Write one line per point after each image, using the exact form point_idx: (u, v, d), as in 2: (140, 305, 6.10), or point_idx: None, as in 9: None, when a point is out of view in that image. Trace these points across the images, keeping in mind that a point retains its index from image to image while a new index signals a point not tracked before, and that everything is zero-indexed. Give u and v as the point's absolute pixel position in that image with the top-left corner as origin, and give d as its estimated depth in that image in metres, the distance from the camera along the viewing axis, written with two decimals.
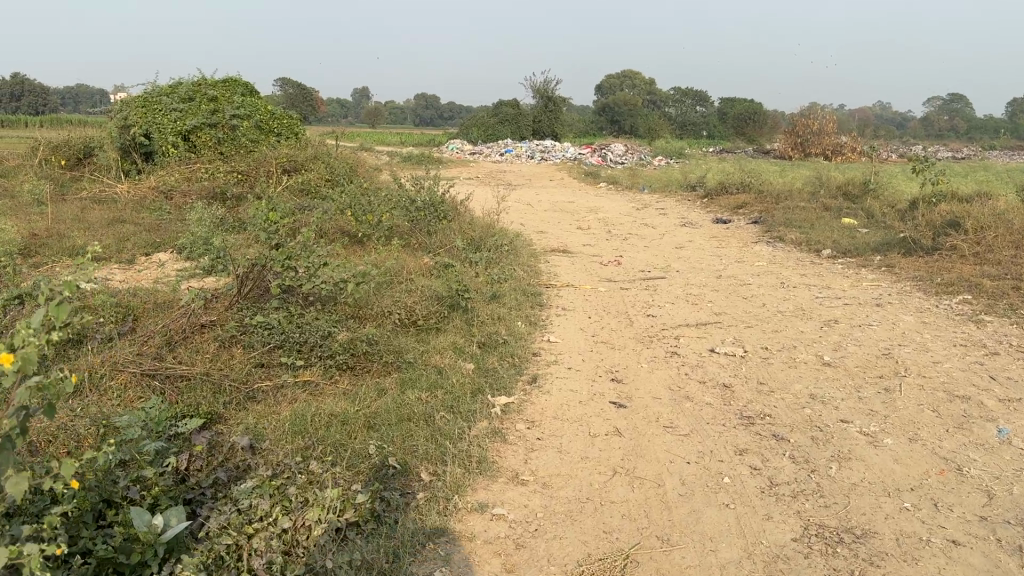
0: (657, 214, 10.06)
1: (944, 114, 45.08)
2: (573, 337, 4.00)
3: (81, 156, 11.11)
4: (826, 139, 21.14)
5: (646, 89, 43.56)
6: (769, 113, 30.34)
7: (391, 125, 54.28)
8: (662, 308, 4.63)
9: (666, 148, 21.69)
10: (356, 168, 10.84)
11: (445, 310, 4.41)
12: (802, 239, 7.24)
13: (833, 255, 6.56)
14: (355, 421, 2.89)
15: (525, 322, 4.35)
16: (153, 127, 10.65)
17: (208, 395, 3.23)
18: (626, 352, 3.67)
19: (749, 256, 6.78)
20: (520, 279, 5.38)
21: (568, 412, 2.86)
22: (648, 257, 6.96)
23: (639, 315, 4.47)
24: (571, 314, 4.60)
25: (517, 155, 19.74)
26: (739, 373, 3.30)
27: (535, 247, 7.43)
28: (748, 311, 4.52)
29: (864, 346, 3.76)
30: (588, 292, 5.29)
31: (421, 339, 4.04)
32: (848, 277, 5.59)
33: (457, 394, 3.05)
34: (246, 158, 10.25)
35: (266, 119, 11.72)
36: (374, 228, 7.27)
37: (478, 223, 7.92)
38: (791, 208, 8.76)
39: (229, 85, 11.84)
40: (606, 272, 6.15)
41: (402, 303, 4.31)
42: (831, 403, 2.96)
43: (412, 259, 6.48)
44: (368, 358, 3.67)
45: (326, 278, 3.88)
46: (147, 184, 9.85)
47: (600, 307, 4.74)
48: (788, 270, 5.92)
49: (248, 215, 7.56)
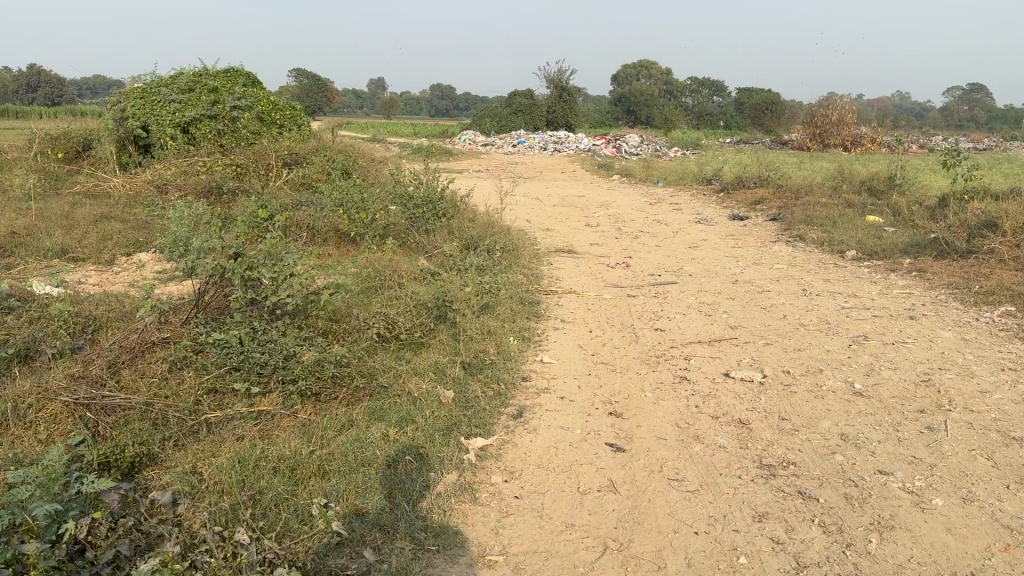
0: (671, 210, 9.58)
1: (966, 105, 44.13)
2: (570, 355, 3.56)
3: (79, 149, 10.75)
4: (846, 130, 20.58)
5: (663, 80, 42.90)
6: (787, 103, 29.66)
7: (404, 116, 54.05)
8: (671, 320, 4.19)
9: (681, 139, 21.13)
10: (358, 162, 10.45)
11: (429, 323, 3.99)
12: (824, 239, 6.76)
13: (858, 257, 6.08)
14: (306, 468, 2.48)
15: (519, 337, 3.92)
16: (151, 119, 10.27)
17: (145, 430, 2.85)
18: (627, 376, 3.23)
19: (768, 257, 6.31)
20: (518, 286, 4.95)
21: (554, 459, 2.43)
22: (659, 257, 6.51)
23: (645, 328, 4.03)
24: (571, 326, 4.17)
25: (529, 146, 19.28)
26: (758, 406, 2.85)
27: (536, 247, 7.04)
28: (767, 324, 4.06)
29: (900, 370, 3.30)
30: (591, 299, 4.85)
31: (401, 358, 3.62)
32: (875, 284, 5.11)
33: (428, 434, 2.63)
34: (244, 151, 9.86)
35: (268, 110, 11.26)
36: (365, 226, 6.93)
37: (480, 221, 7.51)
38: (812, 204, 8.26)
39: (231, 75, 11.40)
40: (613, 275, 5.72)
41: (382, 315, 3.89)
42: (867, 448, 2.51)
43: (407, 260, 6.07)
44: (336, 382, 3.25)
45: (292, 290, 3.48)
46: (142, 178, 9.46)
47: (603, 319, 4.29)
48: (810, 275, 5.44)
49: (238, 213, 7.18)
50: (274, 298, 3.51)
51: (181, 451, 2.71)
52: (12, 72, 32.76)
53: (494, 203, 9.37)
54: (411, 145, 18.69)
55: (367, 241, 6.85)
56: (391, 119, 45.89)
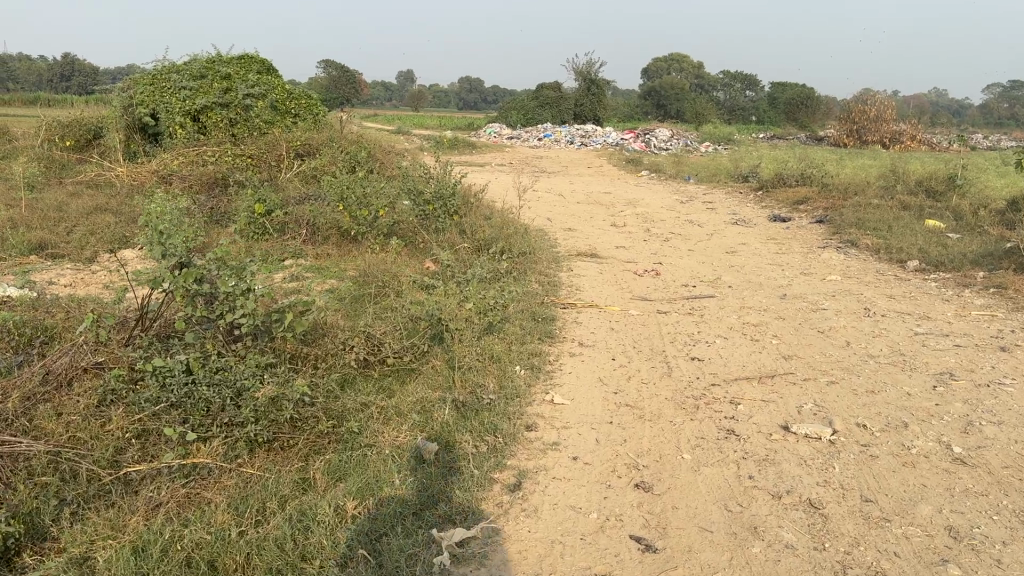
0: (705, 209, 8.88)
1: (1005, 101, 42.75)
2: (587, 393, 2.91)
3: (87, 138, 10.18)
4: (885, 126, 19.64)
5: (694, 74, 42.01)
6: (822, 99, 28.66)
7: (431, 109, 53.75)
8: (711, 346, 3.51)
9: (713, 134, 20.30)
10: (374, 154, 9.80)
11: (421, 347, 3.37)
12: (878, 247, 6.03)
13: (920, 268, 5.35)
14: (228, 560, 1.86)
15: (528, 364, 3.27)
16: (160, 107, 9.68)
17: (42, 494, 2.23)
18: (658, 427, 2.57)
19: (817, 266, 5.61)
20: (532, 299, 4.30)
21: (559, 564, 1.80)
22: (693, 264, 5.84)
23: (679, 357, 3.35)
24: (590, 351, 3.51)
25: (556, 140, 18.59)
26: (831, 480, 2.19)
27: (557, 250, 6.38)
28: (827, 356, 3.38)
29: (1008, 425, 2.59)
30: (615, 315, 4.20)
31: (382, 393, 3.00)
32: (948, 302, 4.39)
33: (394, 521, 1.99)
34: (254, 140, 9.26)
35: (283, 98, 10.56)
36: (368, 224, 6.31)
37: (496, 221, 6.88)
38: (860, 207, 7.52)
39: (245, 61, 10.69)
40: (641, 284, 5.07)
41: (363, 335, 3.27)
42: (988, 553, 1.83)
43: (411, 264, 5.46)
44: (295, 427, 2.63)
45: (247, 308, 2.85)
46: (147, 168, 8.87)
47: (630, 342, 3.63)
48: (869, 289, 4.73)
49: (238, 208, 6.56)
50: (227, 317, 2.87)
51: (79, 527, 2.10)
52: (47, 62, 32.94)
53: (512, 201, 8.71)
54: (434, 137, 18.09)
55: (370, 242, 6.24)
56: (421, 112, 45.19)
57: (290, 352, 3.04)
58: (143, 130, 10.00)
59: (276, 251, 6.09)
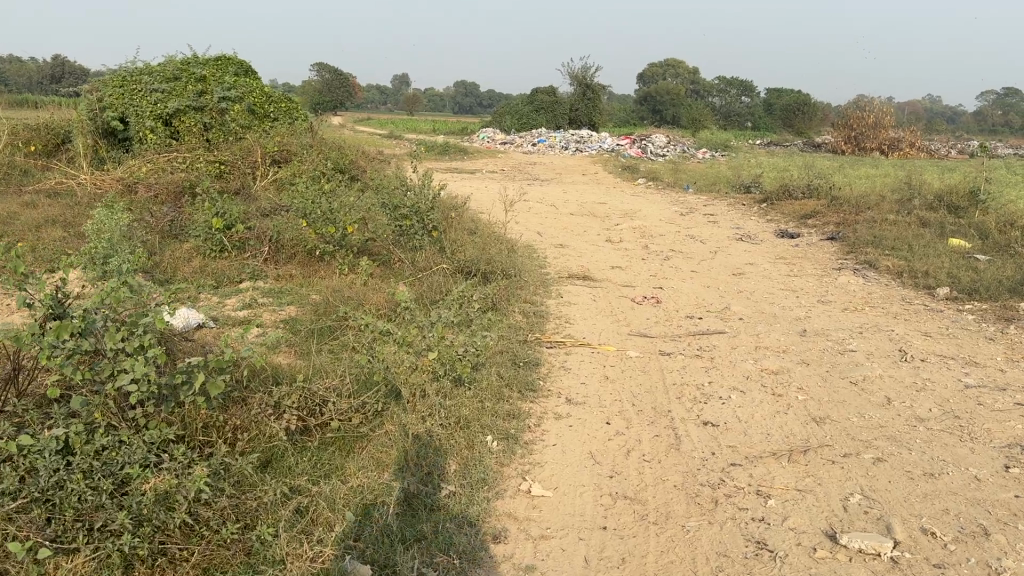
0: (705, 222, 8.30)
1: (1000, 109, 42.42)
2: (575, 479, 2.32)
3: (55, 143, 9.20)
4: (883, 133, 19.08)
5: (689, 79, 41.56)
6: (818, 104, 28.18)
7: (424, 113, 53.24)
8: (728, 405, 2.91)
9: (709, 140, 19.73)
10: (355, 161, 9.16)
11: (374, 406, 2.77)
12: (899, 271, 5.45)
13: (951, 297, 4.76)
14: None
15: (504, 433, 2.67)
16: (130, 110, 8.81)
17: None
18: (665, 538, 1.99)
19: (834, 293, 5.03)
20: (513, 339, 3.69)
21: None
22: (697, 289, 5.25)
23: (687, 420, 2.75)
24: (580, 410, 2.90)
25: (549, 146, 17.98)
26: None
27: (545, 272, 5.78)
28: (868, 421, 2.78)
29: None
30: (610, 358, 3.60)
31: (318, 476, 2.43)
32: (994, 341, 3.80)
33: None
34: (228, 147, 8.58)
35: (262, 101, 9.84)
36: (336, 242, 5.68)
37: (480, 238, 6.28)
38: (876, 222, 6.95)
39: (221, 63, 9.91)
40: (640, 315, 4.47)
41: (300, 391, 2.68)
42: None
43: (382, 289, 4.85)
44: (188, 535, 2.09)
45: (138, 372, 2.25)
46: (112, 175, 8.02)
47: (630, 398, 3.02)
48: (899, 324, 4.14)
49: (195, 222, 5.92)
50: (115, 384, 2.27)
51: None
52: (37, 65, 32.27)
53: (499, 214, 8.10)
54: (423, 142, 17.44)
55: (339, 262, 5.60)
56: (414, 116, 44.40)
57: (204, 420, 2.44)
58: (112, 135, 9.08)
59: (233, 274, 5.49)
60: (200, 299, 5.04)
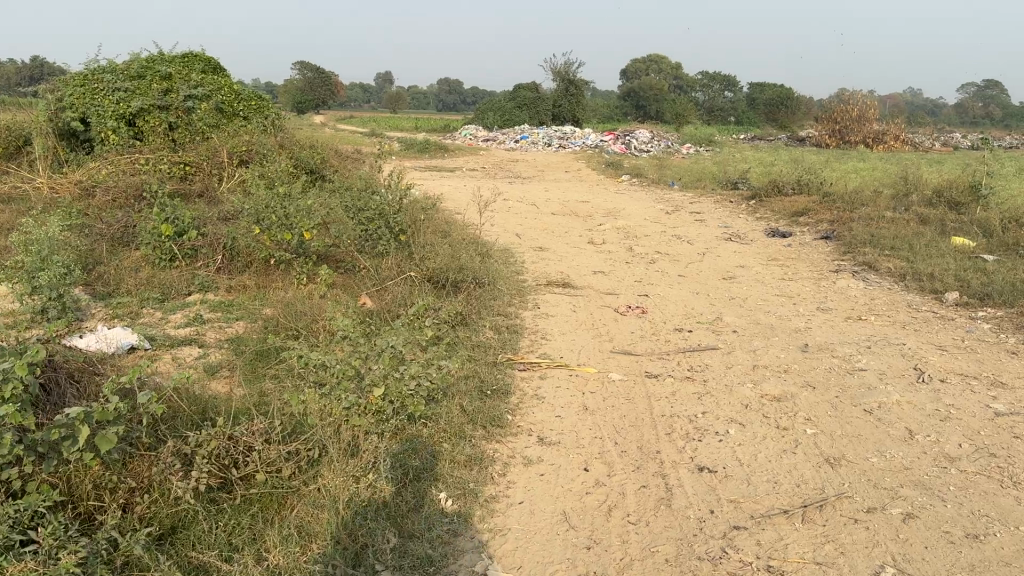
0: (692, 220, 7.90)
1: (980, 101, 42.48)
2: (543, 554, 1.93)
3: (15, 145, 7.77)
4: (867, 126, 18.79)
5: (673, 75, 41.27)
6: (803, 98, 27.91)
7: (406, 111, 52.77)
8: (728, 444, 2.49)
9: (693, 135, 19.33)
10: (326, 161, 8.66)
11: (309, 453, 2.31)
12: (902, 273, 5.06)
13: (962, 302, 4.37)
14: None
15: (460, 487, 2.23)
16: (91, 111, 7.76)
17: None
18: None
19: (834, 299, 4.64)
20: (480, 363, 3.24)
21: None
22: (684, 296, 4.85)
23: (682, 467, 2.32)
24: (553, 452, 2.48)
25: (532, 143, 17.53)
26: None
27: (522, 279, 5.34)
28: (891, 463, 2.37)
29: None
30: (591, 382, 3.17)
31: (230, 553, 2.00)
32: (1019, 356, 3.41)
33: None
34: (195, 146, 7.79)
35: (232, 99, 8.90)
36: (294, 250, 5.19)
37: (452, 243, 5.83)
38: (872, 220, 6.57)
39: (187, 59, 8.92)
40: (622, 329, 4.06)
41: (220, 438, 2.23)
42: None
43: (340, 301, 4.40)
44: None
45: None
46: (70, 179, 7.09)
47: (613, 437, 2.58)
48: (910, 336, 3.74)
49: (143, 228, 5.41)
50: None
51: None
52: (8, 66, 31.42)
53: (475, 215, 7.66)
54: (403, 139, 16.84)
55: (296, 271, 5.13)
56: (396, 114, 43.85)
57: (94, 480, 2.03)
58: (75, 140, 7.96)
59: (180, 286, 5.00)
60: (140, 315, 4.56)
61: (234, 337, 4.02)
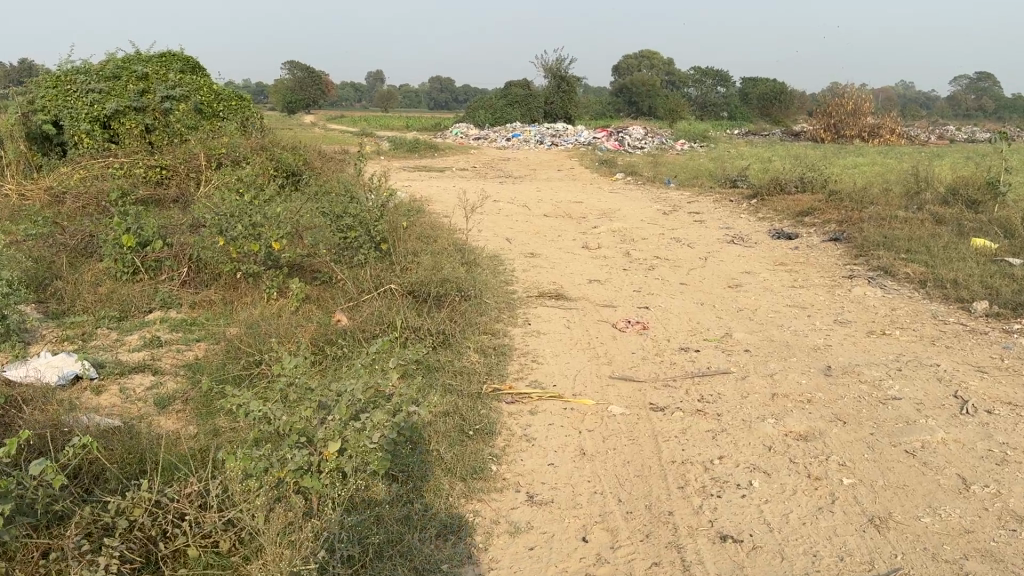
0: (692, 222, 7.51)
1: (972, 95, 42.20)
2: None
3: None
4: (862, 120, 18.41)
5: (664, 71, 40.87)
6: (797, 93, 27.55)
7: (397, 110, 52.26)
8: (753, 502, 2.11)
9: (687, 131, 18.96)
10: (308, 163, 8.22)
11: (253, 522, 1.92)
12: (922, 279, 4.69)
13: (992, 313, 4.00)
14: None
15: (432, 567, 1.85)
16: (63, 113, 7.29)
17: None
18: None
19: (852, 310, 4.25)
20: (461, 396, 2.83)
21: None
22: (688, 307, 4.46)
23: (702, 538, 1.94)
24: (545, 516, 2.09)
25: (523, 141, 17.09)
26: None
27: (512, 290, 4.93)
28: (948, 523, 1.99)
29: None
30: (588, 417, 2.77)
31: None
32: None
33: None
34: (173, 148, 7.28)
35: (211, 99, 8.40)
36: (264, 261, 4.77)
37: (436, 252, 5.43)
38: (883, 220, 6.19)
39: (164, 58, 8.47)
40: (621, 348, 3.66)
41: (144, 507, 1.83)
42: None
43: (312, 319, 3.99)
44: None
45: None
46: (39, 184, 6.57)
47: (616, 493, 2.19)
48: (942, 356, 3.36)
49: (106, 239, 4.96)
50: None
51: None
52: None
53: (462, 219, 7.25)
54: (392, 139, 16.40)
55: (265, 284, 4.70)
56: (386, 112, 43.36)
57: None
58: (48, 144, 7.50)
59: (141, 303, 4.57)
60: (93, 337, 4.14)
61: (193, 361, 3.61)
